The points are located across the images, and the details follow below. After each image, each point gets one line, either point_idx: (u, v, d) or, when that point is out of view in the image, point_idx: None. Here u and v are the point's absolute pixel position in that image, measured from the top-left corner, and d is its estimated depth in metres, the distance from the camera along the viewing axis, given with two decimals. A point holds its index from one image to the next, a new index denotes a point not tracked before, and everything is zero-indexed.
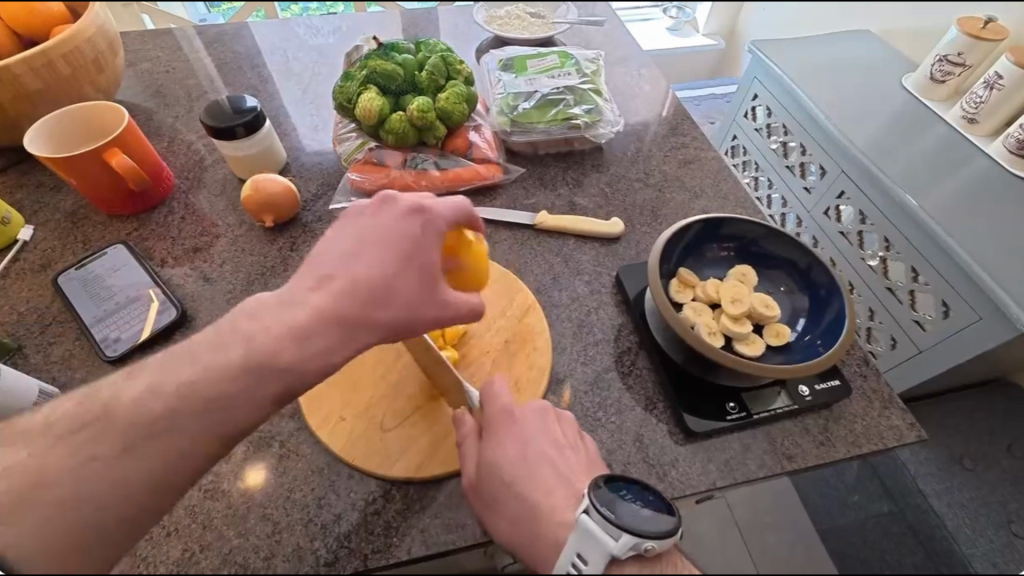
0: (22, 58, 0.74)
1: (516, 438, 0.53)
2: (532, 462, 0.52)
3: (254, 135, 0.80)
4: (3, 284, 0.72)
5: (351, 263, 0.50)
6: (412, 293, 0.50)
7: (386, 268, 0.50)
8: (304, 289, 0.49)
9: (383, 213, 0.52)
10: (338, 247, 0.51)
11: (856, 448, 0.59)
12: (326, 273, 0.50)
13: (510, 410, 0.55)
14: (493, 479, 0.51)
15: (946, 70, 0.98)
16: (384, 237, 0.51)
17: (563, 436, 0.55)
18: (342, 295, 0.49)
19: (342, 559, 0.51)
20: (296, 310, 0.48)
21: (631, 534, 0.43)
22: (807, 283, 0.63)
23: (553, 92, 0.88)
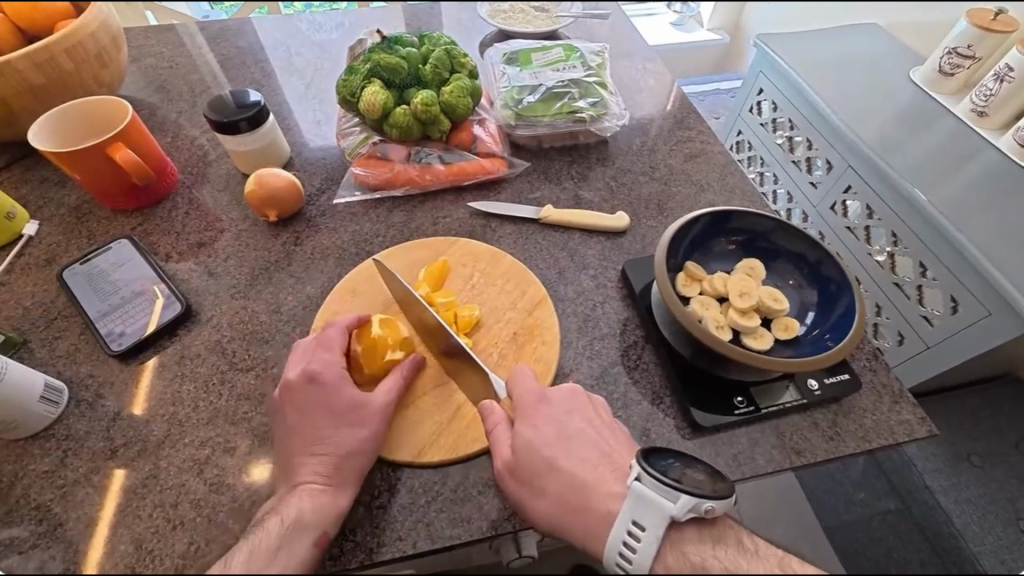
0: (25, 53, 0.74)
1: (551, 420, 0.54)
2: (570, 441, 0.52)
3: (258, 130, 0.79)
4: (8, 278, 0.72)
5: (313, 430, 0.53)
6: (374, 418, 0.54)
7: (336, 416, 0.53)
8: (300, 462, 0.52)
9: (296, 390, 0.54)
10: (291, 426, 0.53)
11: (866, 443, 0.58)
12: (306, 449, 0.52)
13: (543, 392, 0.56)
14: (529, 459, 0.51)
15: (956, 63, 0.96)
16: (316, 400, 0.54)
17: (597, 416, 0.55)
18: (333, 445, 0.52)
19: (347, 553, 0.51)
20: (313, 470, 0.51)
21: (690, 495, 0.43)
22: (816, 277, 0.62)
23: (557, 85, 0.87)
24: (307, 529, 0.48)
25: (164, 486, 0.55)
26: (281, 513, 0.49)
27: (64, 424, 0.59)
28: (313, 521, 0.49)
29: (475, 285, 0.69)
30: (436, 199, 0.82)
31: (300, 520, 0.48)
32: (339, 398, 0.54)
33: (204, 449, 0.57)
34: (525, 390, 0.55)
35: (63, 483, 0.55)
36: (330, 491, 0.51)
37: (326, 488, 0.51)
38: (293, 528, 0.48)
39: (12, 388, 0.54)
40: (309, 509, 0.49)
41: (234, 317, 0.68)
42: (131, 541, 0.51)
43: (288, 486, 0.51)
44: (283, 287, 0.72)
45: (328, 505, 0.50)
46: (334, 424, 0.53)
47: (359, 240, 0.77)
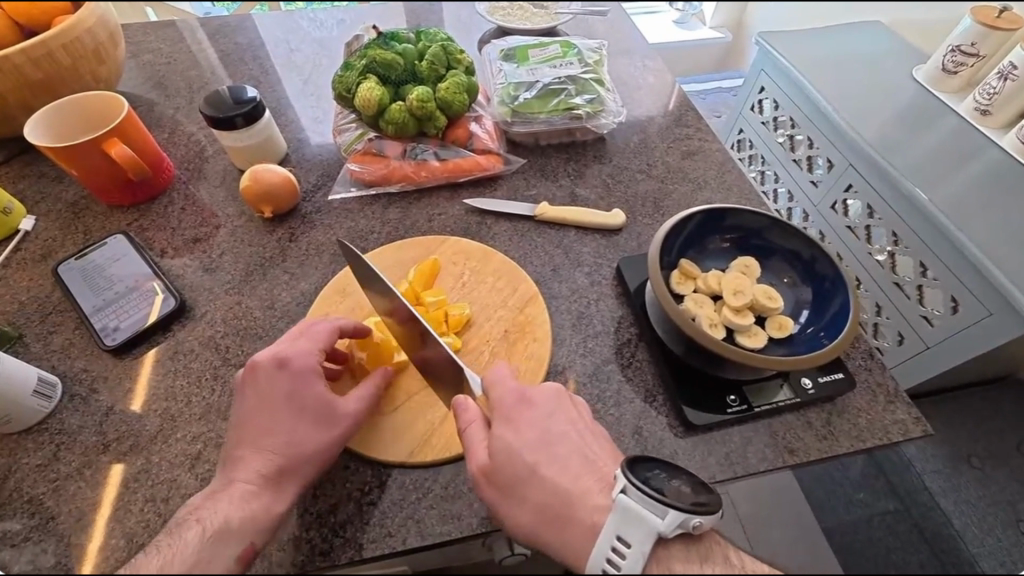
0: (21, 48, 0.74)
1: (533, 424, 0.52)
2: (552, 445, 0.51)
3: (254, 126, 0.79)
4: (4, 273, 0.73)
5: (271, 425, 0.52)
6: (331, 418, 0.53)
7: (292, 410, 0.52)
8: (242, 455, 0.51)
9: (263, 373, 0.53)
10: (249, 417, 0.52)
11: (860, 443, 0.58)
12: (251, 440, 0.51)
13: (523, 393, 0.54)
14: (509, 464, 0.50)
15: (959, 61, 0.95)
16: (278, 389, 0.52)
17: (581, 418, 0.54)
18: (279, 444, 0.51)
19: (337, 549, 0.51)
20: (253, 468, 0.50)
21: (679, 510, 0.42)
22: (811, 275, 0.62)
23: (554, 82, 0.87)
24: (234, 536, 0.46)
25: (155, 480, 0.55)
26: (202, 520, 0.46)
27: (57, 418, 0.59)
28: (239, 528, 0.47)
29: (467, 282, 0.69)
30: (431, 196, 0.82)
31: (226, 527, 0.46)
32: (300, 391, 0.53)
33: (196, 445, 0.57)
34: (504, 390, 0.54)
35: (55, 476, 0.55)
36: (263, 498, 0.49)
37: (261, 493, 0.49)
38: (215, 538, 0.45)
39: (4, 382, 0.54)
40: (238, 516, 0.47)
41: (228, 312, 0.69)
42: (122, 535, 0.51)
43: (222, 483, 0.50)
44: (277, 284, 0.72)
45: (259, 512, 0.48)
46: (287, 418, 0.52)
47: (354, 236, 0.77)
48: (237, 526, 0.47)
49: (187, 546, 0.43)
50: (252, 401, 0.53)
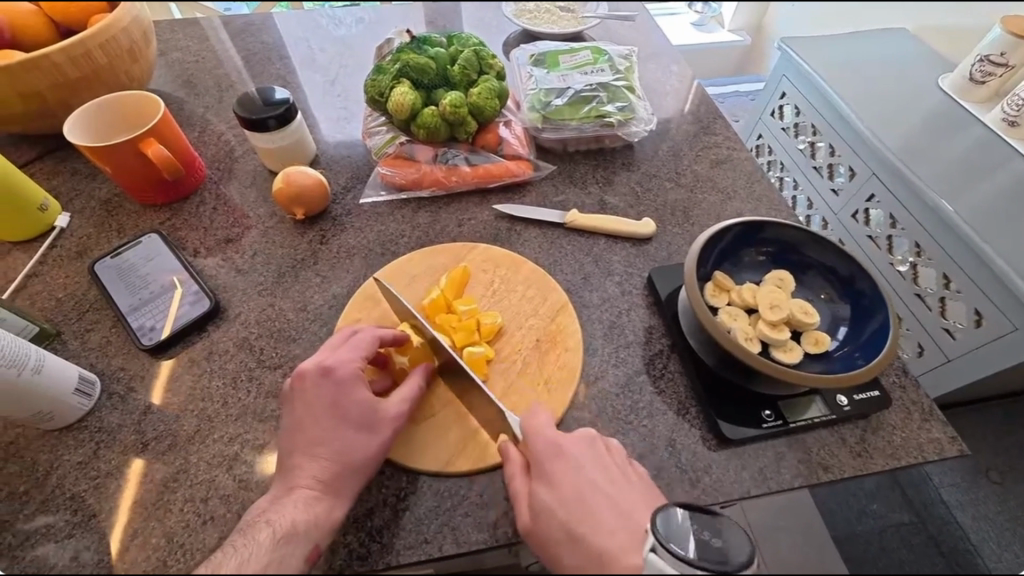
0: (60, 47, 0.75)
1: (567, 476, 0.51)
2: (586, 498, 0.49)
3: (286, 128, 0.80)
4: (41, 270, 0.74)
5: (317, 431, 0.52)
6: (374, 424, 0.53)
7: (338, 417, 0.53)
8: (297, 463, 0.52)
9: (309, 382, 0.54)
10: (298, 425, 0.53)
11: (895, 461, 0.57)
12: (302, 447, 0.52)
13: (557, 443, 0.53)
14: (547, 522, 0.49)
15: (987, 71, 0.93)
16: (324, 397, 0.53)
17: (614, 464, 0.53)
18: (332, 451, 0.52)
19: (375, 554, 0.51)
20: (311, 474, 0.51)
21: (704, 570, 0.41)
22: (848, 291, 0.61)
23: (585, 89, 0.86)
24: (301, 537, 0.48)
25: (194, 480, 0.55)
26: (272, 523, 0.48)
27: (97, 416, 0.60)
28: (305, 531, 0.48)
29: (499, 289, 0.69)
30: (461, 201, 0.82)
31: (293, 528, 0.48)
32: (345, 399, 0.53)
33: (233, 446, 0.58)
34: (541, 439, 0.53)
35: (96, 474, 0.56)
36: (326, 501, 0.50)
37: (323, 497, 0.50)
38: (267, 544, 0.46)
39: (47, 381, 0.54)
40: (303, 519, 0.48)
41: (261, 314, 0.69)
42: (162, 535, 0.52)
43: (283, 489, 0.51)
44: (309, 286, 0.72)
45: (322, 515, 0.49)
46: (332, 425, 0.52)
47: (384, 240, 0.77)
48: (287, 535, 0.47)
49: (258, 548, 0.46)
50: (297, 404, 0.54)
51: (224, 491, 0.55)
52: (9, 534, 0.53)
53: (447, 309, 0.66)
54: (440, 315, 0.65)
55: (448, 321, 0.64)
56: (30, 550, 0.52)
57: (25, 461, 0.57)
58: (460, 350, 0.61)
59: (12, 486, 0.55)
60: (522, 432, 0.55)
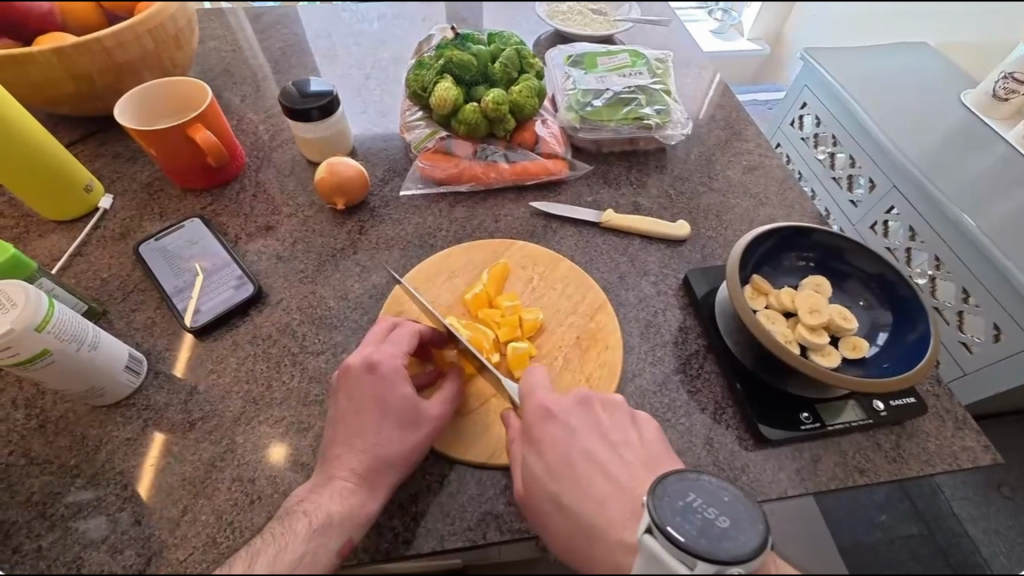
0: (112, 31, 0.76)
1: (557, 444, 0.52)
2: (573, 465, 0.51)
3: (329, 119, 0.81)
4: (85, 250, 0.75)
5: (360, 424, 0.53)
6: (416, 421, 0.53)
7: (381, 412, 0.53)
8: (336, 453, 0.52)
9: (354, 377, 0.54)
10: (342, 415, 0.54)
11: (929, 467, 0.58)
12: (343, 437, 0.53)
13: (548, 409, 0.54)
14: (537, 487, 0.51)
15: (1010, 88, 0.92)
16: (368, 392, 0.53)
17: (612, 431, 0.53)
18: (370, 445, 0.52)
19: (420, 538, 0.52)
20: (348, 466, 0.51)
21: (709, 561, 0.39)
22: (887, 298, 0.62)
23: (624, 91, 0.87)
24: (333, 532, 0.48)
25: (241, 460, 0.56)
26: (308, 512, 0.48)
27: (144, 394, 0.61)
28: (339, 525, 0.48)
29: (537, 287, 0.70)
30: (497, 197, 0.83)
31: (328, 521, 0.48)
32: (390, 393, 0.53)
33: (279, 428, 0.59)
34: (533, 405, 0.55)
35: (145, 450, 0.57)
36: (359, 496, 0.50)
37: (356, 492, 0.50)
38: (316, 534, 0.47)
39: (102, 357, 0.56)
40: (337, 513, 0.49)
41: (303, 301, 0.70)
42: (211, 512, 0.53)
43: (322, 480, 0.51)
44: (349, 275, 0.73)
45: (355, 511, 0.49)
46: (376, 419, 0.53)
47: (423, 232, 0.78)
48: (336, 522, 0.48)
49: (298, 545, 0.46)
50: (344, 392, 0.54)
51: (272, 472, 0.56)
52: (60, 506, 0.54)
53: (488, 305, 0.67)
54: (483, 310, 0.66)
55: (491, 315, 0.65)
56: (81, 522, 0.53)
57: (75, 435, 0.58)
58: (505, 345, 0.63)
59: (63, 460, 0.56)
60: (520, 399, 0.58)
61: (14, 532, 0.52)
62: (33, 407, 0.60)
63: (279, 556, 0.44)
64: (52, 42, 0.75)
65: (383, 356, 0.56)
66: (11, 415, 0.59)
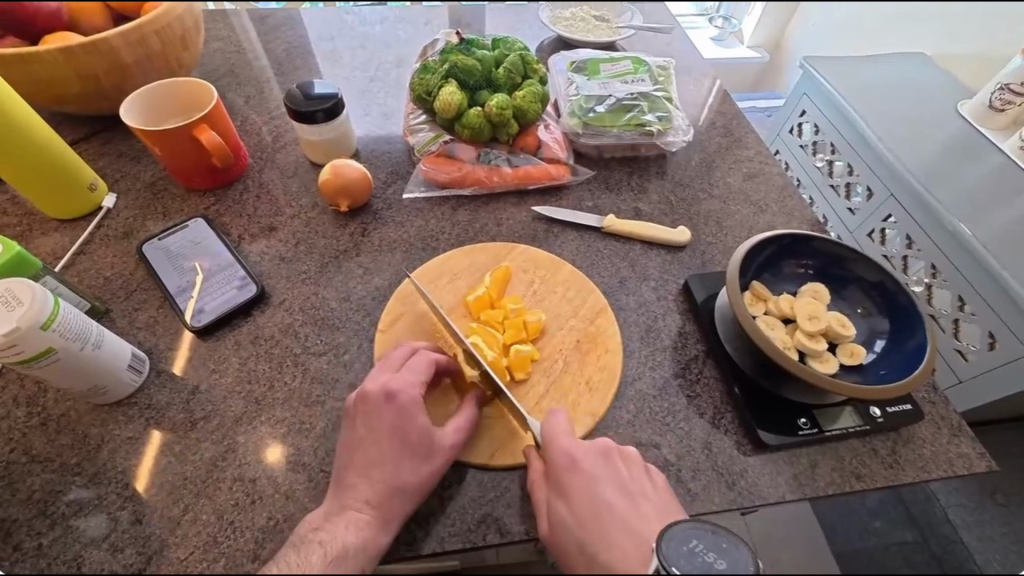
0: (119, 32, 0.76)
1: (583, 494, 0.50)
2: (599, 516, 0.49)
3: (333, 121, 0.81)
4: (88, 248, 0.75)
5: (377, 456, 0.52)
6: (431, 450, 0.53)
7: (398, 443, 0.53)
8: (351, 483, 0.52)
9: (372, 405, 0.54)
10: (358, 444, 0.54)
11: (925, 474, 0.59)
12: (358, 465, 0.53)
13: (572, 455, 0.53)
14: (565, 537, 0.49)
15: (1006, 100, 0.93)
16: (386, 421, 0.53)
17: (631, 481, 0.52)
18: (387, 476, 0.52)
19: (421, 539, 0.53)
20: (363, 497, 0.51)
21: None
22: (886, 306, 0.63)
23: (627, 97, 0.88)
24: None
25: (242, 461, 0.56)
26: (323, 543, 0.48)
27: (146, 394, 0.61)
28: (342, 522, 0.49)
29: (538, 290, 0.71)
30: (500, 201, 0.84)
31: (343, 552, 0.48)
32: (407, 423, 0.53)
33: (280, 428, 0.59)
34: (558, 450, 0.53)
35: (147, 450, 0.57)
36: (364, 495, 0.51)
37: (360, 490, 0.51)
38: None
39: (105, 356, 0.56)
40: None
41: (306, 302, 0.70)
42: (213, 512, 0.53)
43: (336, 507, 0.51)
44: (351, 277, 0.73)
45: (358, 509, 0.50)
46: (393, 449, 0.53)
47: (425, 235, 0.79)
48: None
49: None
50: (362, 422, 0.54)
51: (274, 472, 0.56)
52: (61, 504, 0.54)
53: (490, 306, 0.67)
54: (486, 312, 0.67)
55: (494, 317, 0.65)
56: (82, 521, 0.53)
57: (77, 434, 0.58)
58: (509, 347, 0.63)
59: (64, 458, 0.56)
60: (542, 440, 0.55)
61: (14, 530, 0.52)
62: (34, 405, 0.60)
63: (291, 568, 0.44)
64: (59, 41, 0.75)
65: (401, 385, 0.55)
66: (12, 413, 0.59)
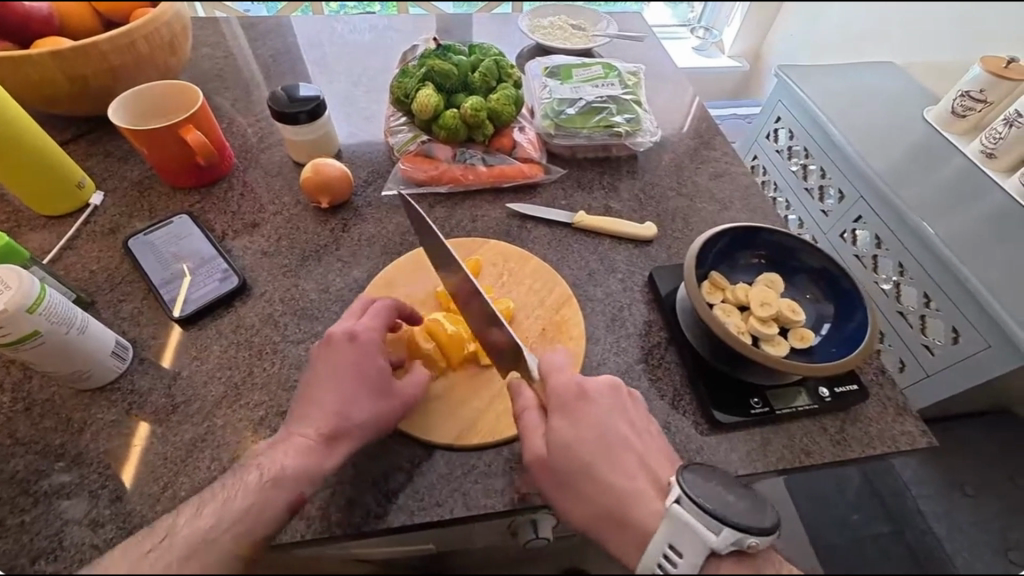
0: (108, 36, 0.79)
1: (594, 421, 0.54)
2: (610, 443, 0.53)
3: (315, 122, 0.85)
4: (74, 244, 0.77)
5: (336, 390, 0.55)
6: (389, 393, 0.57)
7: (357, 381, 0.56)
8: (308, 413, 0.55)
9: (336, 346, 0.57)
10: (317, 381, 0.56)
11: (870, 450, 0.62)
12: (314, 398, 0.55)
13: (584, 387, 0.56)
14: (567, 455, 0.52)
15: (968, 105, 0.98)
16: (347, 361, 0.56)
17: (635, 417, 0.57)
18: (340, 407, 0.55)
19: (391, 513, 0.55)
20: (314, 424, 0.54)
21: (734, 530, 0.44)
22: (832, 291, 0.67)
23: (596, 100, 0.93)
24: (291, 486, 0.51)
25: (221, 441, 0.59)
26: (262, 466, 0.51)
27: (128, 379, 0.63)
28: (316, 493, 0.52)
29: (508, 282, 0.74)
30: (475, 198, 0.87)
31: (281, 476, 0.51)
32: (367, 364, 0.57)
33: (259, 411, 0.61)
34: (567, 385, 0.56)
35: (127, 432, 0.59)
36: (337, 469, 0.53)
37: (333, 465, 0.53)
38: (289, 495, 0.51)
39: (90, 341, 0.58)
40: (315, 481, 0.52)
41: (286, 293, 0.73)
42: (191, 489, 0.56)
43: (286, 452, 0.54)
44: (331, 270, 0.76)
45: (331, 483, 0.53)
46: (352, 387, 0.56)
47: (403, 231, 0.82)
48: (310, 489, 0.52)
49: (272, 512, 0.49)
50: (324, 361, 0.57)
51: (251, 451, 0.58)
52: (44, 484, 0.56)
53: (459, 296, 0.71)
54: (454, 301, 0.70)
55: (463, 304, 0.69)
56: (64, 500, 0.55)
57: (61, 417, 0.60)
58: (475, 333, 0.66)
59: (47, 440, 0.59)
60: (538, 374, 0.58)
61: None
62: (19, 391, 0.62)
63: (229, 499, 0.48)
64: (49, 45, 0.78)
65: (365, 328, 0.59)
66: None
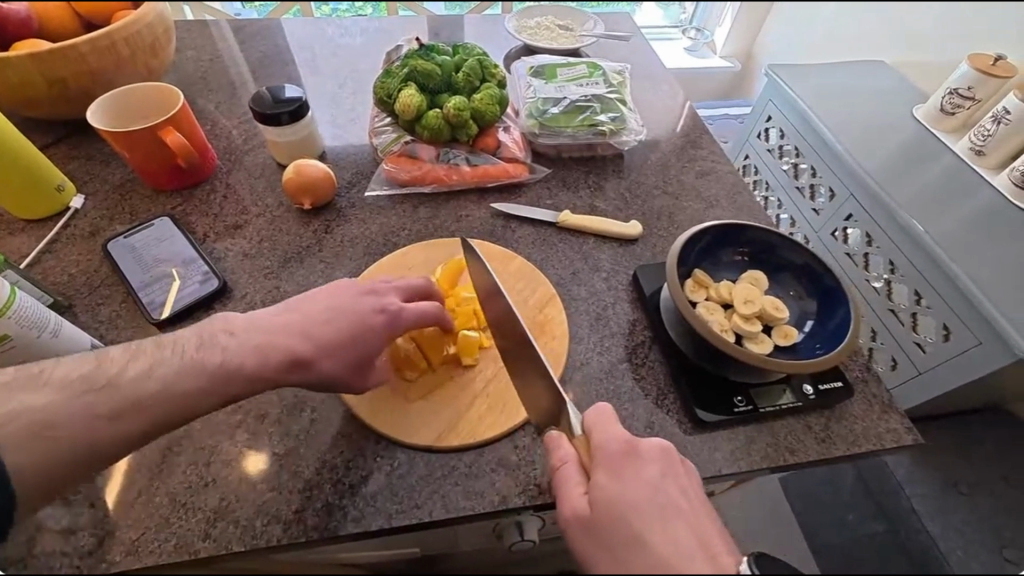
0: (87, 38, 0.79)
1: (644, 482, 0.45)
2: (658, 506, 0.43)
3: (297, 123, 0.84)
4: (52, 248, 0.77)
5: (330, 334, 0.56)
6: (362, 370, 0.58)
7: (352, 340, 0.57)
8: (286, 333, 0.56)
9: (366, 306, 0.58)
10: (321, 314, 0.58)
11: (855, 447, 0.62)
12: (302, 326, 0.57)
13: (632, 442, 0.48)
14: (607, 516, 0.43)
15: (956, 103, 0.98)
16: (362, 320, 0.57)
17: (689, 486, 0.47)
18: (316, 341, 0.56)
19: (369, 516, 0.55)
20: (284, 348, 0.55)
21: None
22: (816, 289, 0.67)
23: (580, 99, 0.93)
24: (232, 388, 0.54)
25: (197, 444, 0.58)
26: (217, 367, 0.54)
27: None
28: None
29: None
30: (459, 198, 0.86)
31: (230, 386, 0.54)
32: (378, 332, 0.58)
33: (237, 415, 0.60)
34: (611, 438, 0.49)
35: None
36: None
37: None
38: None
39: (65, 343, 0.59)
40: None
41: (267, 295, 0.73)
42: (166, 494, 0.55)
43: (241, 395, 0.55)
44: (313, 272, 0.76)
45: None
46: (343, 341, 0.56)
47: (386, 231, 0.82)
48: None
49: None
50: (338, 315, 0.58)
51: (227, 455, 0.58)
52: None
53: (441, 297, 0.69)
54: None
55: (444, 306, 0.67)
56: None
57: None
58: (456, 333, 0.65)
59: None
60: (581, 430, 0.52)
61: None
62: None
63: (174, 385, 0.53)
64: (28, 48, 0.78)
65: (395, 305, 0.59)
66: None
